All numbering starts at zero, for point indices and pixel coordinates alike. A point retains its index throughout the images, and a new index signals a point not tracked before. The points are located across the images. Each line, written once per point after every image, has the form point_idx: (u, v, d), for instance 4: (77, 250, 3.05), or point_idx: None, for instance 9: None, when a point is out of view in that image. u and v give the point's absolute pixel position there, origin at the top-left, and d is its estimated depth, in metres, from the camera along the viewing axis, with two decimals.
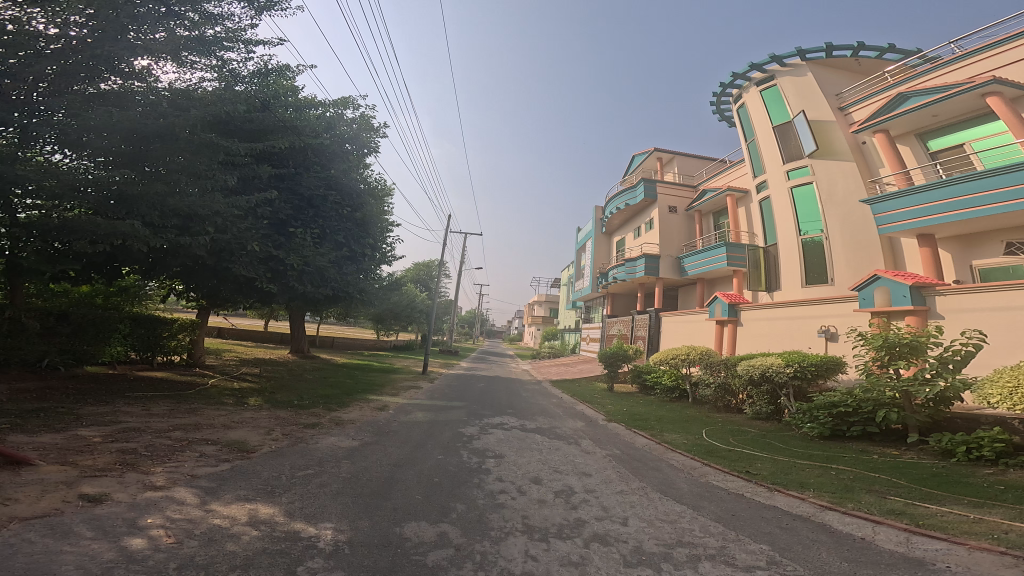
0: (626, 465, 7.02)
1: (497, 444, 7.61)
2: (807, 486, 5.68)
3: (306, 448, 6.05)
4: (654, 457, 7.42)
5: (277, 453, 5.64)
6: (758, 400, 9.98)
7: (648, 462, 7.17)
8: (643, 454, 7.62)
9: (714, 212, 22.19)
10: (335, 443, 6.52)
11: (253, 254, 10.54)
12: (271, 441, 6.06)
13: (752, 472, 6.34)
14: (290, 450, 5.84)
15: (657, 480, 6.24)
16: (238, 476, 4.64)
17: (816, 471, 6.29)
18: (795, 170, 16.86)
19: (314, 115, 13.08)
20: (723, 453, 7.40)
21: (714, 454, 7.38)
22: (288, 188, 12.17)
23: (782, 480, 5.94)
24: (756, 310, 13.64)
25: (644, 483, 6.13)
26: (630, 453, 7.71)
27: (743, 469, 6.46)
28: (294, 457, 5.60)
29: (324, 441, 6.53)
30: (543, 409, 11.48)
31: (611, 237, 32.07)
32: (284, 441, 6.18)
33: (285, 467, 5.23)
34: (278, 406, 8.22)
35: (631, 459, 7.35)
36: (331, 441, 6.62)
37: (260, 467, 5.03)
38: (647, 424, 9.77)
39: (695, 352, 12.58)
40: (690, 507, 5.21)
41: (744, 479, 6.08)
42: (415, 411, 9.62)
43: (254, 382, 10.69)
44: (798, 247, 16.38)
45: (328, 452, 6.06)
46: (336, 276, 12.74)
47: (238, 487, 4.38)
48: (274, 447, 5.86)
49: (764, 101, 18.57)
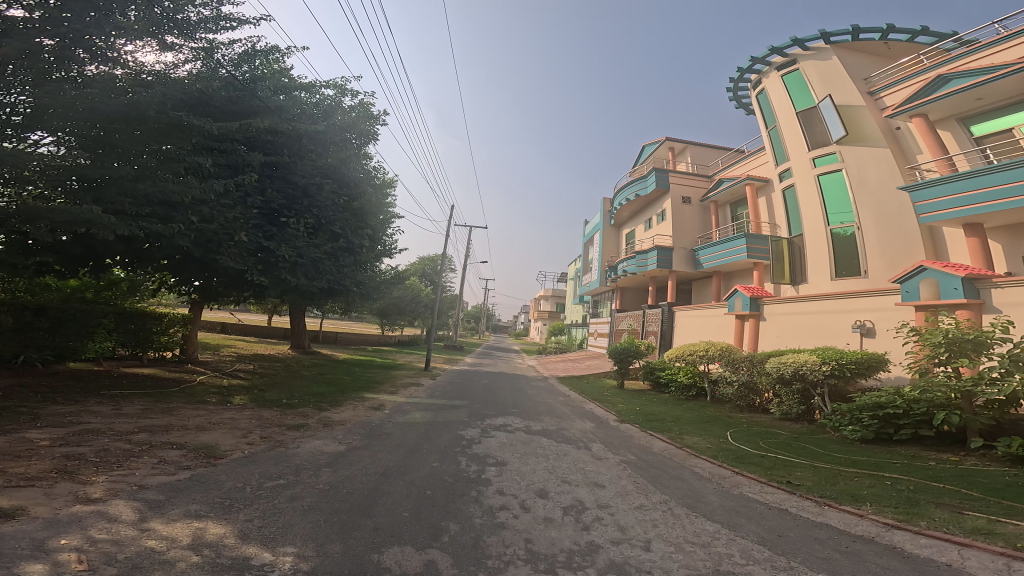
0: (643, 474, 6.24)
1: (499, 449, 6.92)
2: (863, 500, 4.84)
3: (284, 453, 5.46)
4: (675, 464, 6.63)
5: (248, 458, 5.07)
6: (788, 401, 9.03)
7: (670, 469, 6.38)
8: (663, 460, 6.82)
9: (731, 202, 20.94)
10: (318, 447, 5.92)
11: (243, 245, 9.96)
12: (246, 445, 5.48)
13: (793, 483, 5.49)
14: (263, 455, 5.26)
15: (682, 492, 5.46)
16: (194, 487, 4.15)
17: (867, 481, 5.42)
18: (822, 156, 15.61)
19: (310, 102, 12.46)
20: (754, 459, 6.55)
21: (744, 460, 6.55)
22: (281, 178, 11.55)
23: (830, 492, 5.10)
24: (782, 304, 12.58)
25: (667, 497, 5.34)
26: (647, 459, 6.92)
27: (782, 479, 5.60)
28: (267, 463, 5.01)
29: (306, 445, 5.92)
30: (550, 409, 10.72)
31: (620, 229, 30.94)
32: (260, 444, 5.61)
33: (254, 474, 4.66)
34: (264, 405, 7.65)
35: (650, 466, 6.57)
36: (314, 444, 6.02)
37: (222, 476, 4.48)
38: (664, 426, 8.95)
39: (715, 348, 11.56)
40: (724, 526, 4.43)
41: (785, 492, 5.24)
42: (413, 410, 8.99)
43: (244, 379, 10.16)
44: (826, 237, 15.20)
45: (309, 458, 5.46)
46: (331, 269, 12.05)
47: (188, 501, 3.87)
48: (247, 451, 5.28)
49: (785, 86, 17.35)
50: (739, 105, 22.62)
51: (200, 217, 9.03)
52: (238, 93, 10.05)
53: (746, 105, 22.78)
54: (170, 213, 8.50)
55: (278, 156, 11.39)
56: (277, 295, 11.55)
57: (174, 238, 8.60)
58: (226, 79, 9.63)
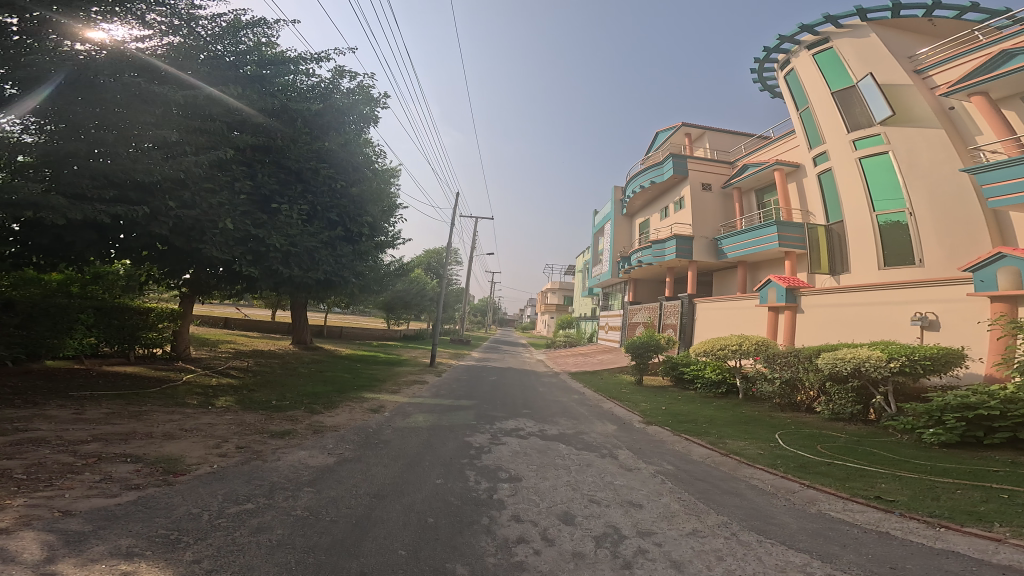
0: (688, 489, 5.27)
1: (512, 460, 5.99)
2: (988, 518, 3.96)
3: (260, 468, 4.60)
4: (724, 475, 5.63)
5: (215, 474, 4.24)
6: (842, 400, 8.05)
7: (720, 482, 5.39)
8: (708, 471, 5.81)
9: (756, 188, 19.50)
10: (301, 460, 5.05)
11: (228, 233, 9.03)
12: (217, 458, 4.65)
13: (885, 498, 4.57)
14: (233, 471, 4.40)
15: (744, 512, 4.50)
16: (134, 513, 3.32)
17: (977, 495, 4.55)
18: (863, 135, 14.13)
19: (303, 84, 11.56)
20: (820, 468, 5.60)
21: (810, 469, 5.55)
22: (274, 165, 10.71)
23: (939, 509, 4.21)
24: (824, 295, 11.42)
25: (726, 518, 4.39)
26: (688, 470, 5.92)
27: (869, 494, 4.67)
28: (236, 482, 4.15)
29: (287, 457, 5.04)
30: (566, 409, 9.76)
31: (632, 219, 29.58)
32: (234, 456, 4.78)
33: (216, 496, 3.81)
34: (249, 408, 6.85)
35: (694, 479, 5.58)
36: (297, 456, 5.14)
37: (177, 498, 3.66)
38: (697, 428, 7.98)
39: (749, 342, 10.47)
40: (815, 559, 3.48)
41: (878, 510, 4.34)
42: (416, 413, 8.12)
43: (236, 378, 9.39)
44: (872, 224, 13.78)
45: (290, 474, 4.61)
46: (329, 259, 11.14)
47: (120, 535, 3.03)
48: (217, 466, 4.44)
49: (817, 65, 15.87)
50: (764, 88, 21.01)
51: (179, 202, 8.20)
52: (221, 70, 9.16)
53: (773, 87, 21.09)
54: (143, 197, 7.70)
55: (270, 139, 10.51)
56: (269, 287, 10.69)
57: (148, 225, 7.78)
58: (213, 63, 8.95)
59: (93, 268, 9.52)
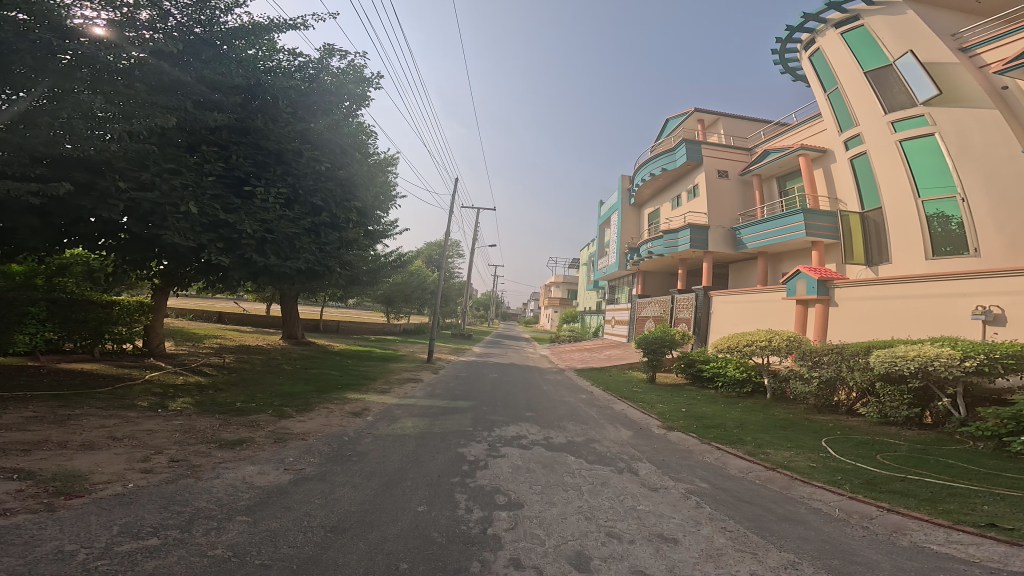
0: (733, 515, 4.23)
1: (512, 479, 4.98)
2: None
3: (187, 489, 3.74)
4: (777, 496, 4.57)
5: (121, 497, 3.45)
6: (893, 402, 7.01)
7: (773, 505, 4.34)
8: (754, 491, 4.77)
9: (778, 174, 18.16)
10: (246, 478, 4.13)
11: (194, 217, 7.93)
12: (136, 477, 3.81)
13: (999, 526, 3.56)
14: (149, 493, 3.59)
15: (813, 548, 3.48)
16: None
17: None
18: (904, 116, 12.71)
19: (284, 62, 10.57)
20: (895, 485, 4.56)
21: (883, 487, 4.51)
22: (251, 147, 9.40)
23: None
24: (863, 286, 10.26)
25: (790, 556, 3.38)
26: (728, 489, 4.88)
27: (976, 521, 3.66)
28: (145, 509, 3.35)
29: (228, 475, 4.12)
30: (573, 412, 8.73)
31: (641, 209, 28.23)
32: (161, 473, 3.95)
33: (108, 529, 3.00)
34: (206, 411, 5.93)
35: (738, 501, 4.53)
36: (243, 473, 4.21)
37: (50, 530, 2.86)
38: (726, 434, 6.94)
39: (779, 337, 9.35)
40: None
41: (996, 542, 3.34)
42: (404, 417, 7.14)
43: (207, 376, 8.46)
44: (917, 211, 12.37)
45: (225, 499, 3.71)
46: (312, 248, 9.72)
47: None
48: (129, 487, 3.62)
49: (846, 43, 14.49)
50: (785, 70, 19.53)
51: (133, 183, 7.37)
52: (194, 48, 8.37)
53: (796, 69, 19.61)
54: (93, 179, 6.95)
55: (249, 118, 9.33)
56: (245, 278, 9.41)
57: (94, 207, 6.94)
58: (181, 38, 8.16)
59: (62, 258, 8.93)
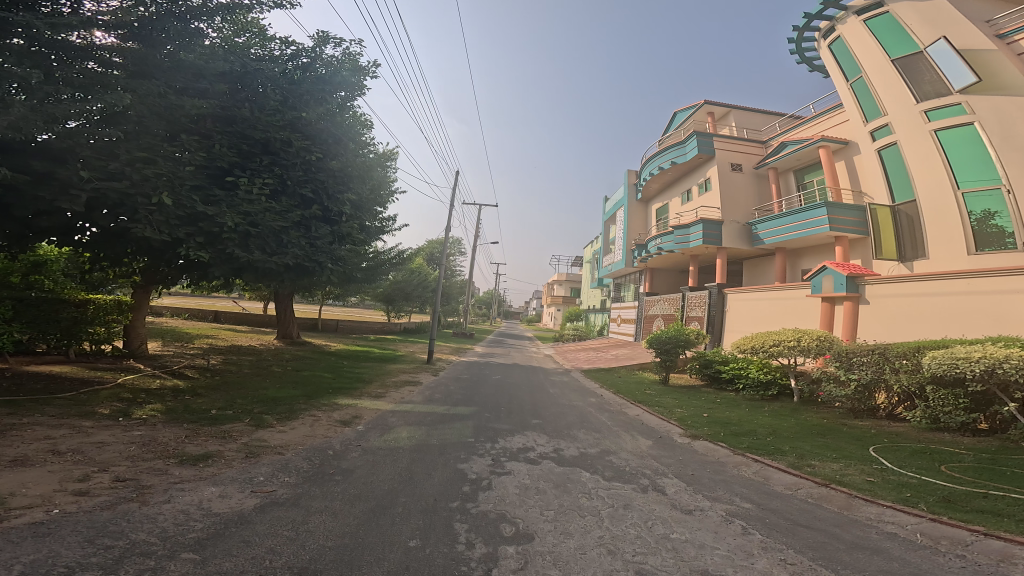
0: (791, 545, 3.56)
1: (519, 504, 4.28)
2: None
3: (126, 517, 3.08)
4: (838, 519, 3.99)
5: (38, 527, 2.83)
6: (945, 406, 6.38)
7: (838, 531, 3.75)
8: (811, 513, 4.13)
9: (795, 167, 17.36)
10: (202, 504, 3.45)
11: (167, 209, 7.22)
12: (66, 502, 3.16)
13: None
14: (75, 522, 2.95)
15: None
16: None
17: None
18: (940, 105, 11.82)
19: (272, 50, 9.87)
20: (983, 505, 3.99)
21: (967, 507, 3.96)
22: (236, 136, 8.72)
23: None
24: (899, 282, 9.52)
25: None
26: (777, 510, 4.22)
27: None
28: (65, 542, 2.73)
29: (181, 500, 3.44)
30: (584, 418, 8.05)
31: (648, 205, 27.39)
32: (99, 496, 3.30)
33: (6, 572, 2.39)
34: (176, 420, 5.28)
35: (794, 526, 3.90)
36: (201, 496, 3.53)
37: None
38: (758, 442, 6.27)
39: (810, 338, 8.62)
40: None
41: None
42: (399, 426, 6.45)
43: (188, 379, 7.84)
44: (956, 203, 11.48)
45: (170, 530, 3.02)
46: (302, 243, 8.98)
47: None
48: (51, 515, 2.98)
49: (871, 29, 13.59)
50: (802, 60, 18.66)
51: (99, 172, 6.68)
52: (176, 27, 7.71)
53: (813, 59, 18.74)
54: (53, 167, 6.34)
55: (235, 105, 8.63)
56: (227, 276, 8.69)
57: (53, 199, 6.29)
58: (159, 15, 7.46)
59: (34, 255, 8.30)
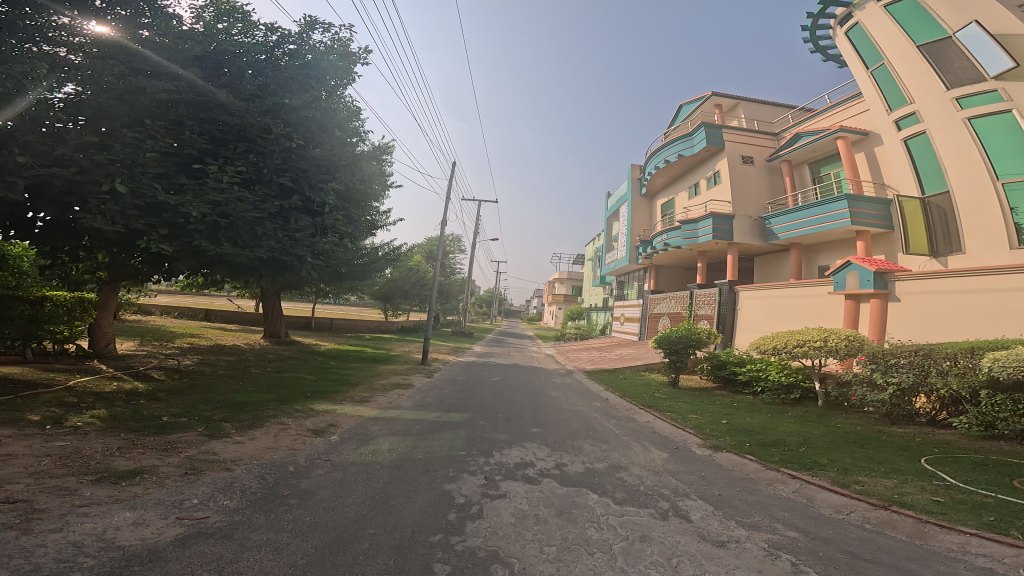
0: None
1: (514, 538, 3.51)
2: None
3: None
4: (911, 549, 3.25)
5: None
6: (1000, 412, 5.65)
7: (916, 568, 3.00)
8: (874, 542, 3.40)
9: (809, 159, 16.53)
10: (106, 533, 2.73)
11: (122, 196, 6.46)
12: None
13: None
14: None
15: None
16: None
17: None
18: (974, 92, 10.99)
19: (255, 34, 9.12)
20: None
21: None
22: (211, 123, 7.93)
23: None
24: (935, 278, 8.66)
25: None
26: (830, 540, 3.47)
27: None
28: None
29: (78, 528, 2.73)
30: (589, 426, 7.29)
31: (653, 200, 26.53)
32: None
33: None
34: (114, 429, 4.53)
35: (858, 560, 3.14)
36: (108, 524, 2.82)
37: None
38: (787, 453, 5.55)
39: (837, 337, 7.84)
40: None
41: None
42: (381, 436, 5.68)
43: (152, 381, 7.09)
44: (996, 194, 10.64)
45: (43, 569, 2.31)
46: (281, 233, 8.20)
47: None
48: None
49: (892, 14, 12.76)
50: (817, 49, 17.79)
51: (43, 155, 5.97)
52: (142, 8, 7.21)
53: (828, 48, 17.84)
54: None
55: (211, 90, 7.86)
56: (196, 270, 7.88)
57: None
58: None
59: None
